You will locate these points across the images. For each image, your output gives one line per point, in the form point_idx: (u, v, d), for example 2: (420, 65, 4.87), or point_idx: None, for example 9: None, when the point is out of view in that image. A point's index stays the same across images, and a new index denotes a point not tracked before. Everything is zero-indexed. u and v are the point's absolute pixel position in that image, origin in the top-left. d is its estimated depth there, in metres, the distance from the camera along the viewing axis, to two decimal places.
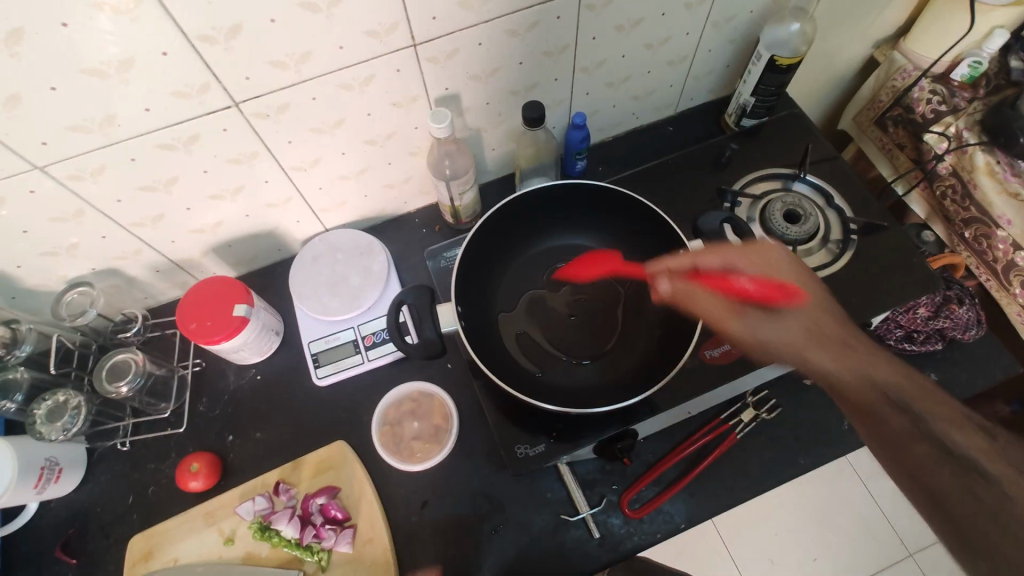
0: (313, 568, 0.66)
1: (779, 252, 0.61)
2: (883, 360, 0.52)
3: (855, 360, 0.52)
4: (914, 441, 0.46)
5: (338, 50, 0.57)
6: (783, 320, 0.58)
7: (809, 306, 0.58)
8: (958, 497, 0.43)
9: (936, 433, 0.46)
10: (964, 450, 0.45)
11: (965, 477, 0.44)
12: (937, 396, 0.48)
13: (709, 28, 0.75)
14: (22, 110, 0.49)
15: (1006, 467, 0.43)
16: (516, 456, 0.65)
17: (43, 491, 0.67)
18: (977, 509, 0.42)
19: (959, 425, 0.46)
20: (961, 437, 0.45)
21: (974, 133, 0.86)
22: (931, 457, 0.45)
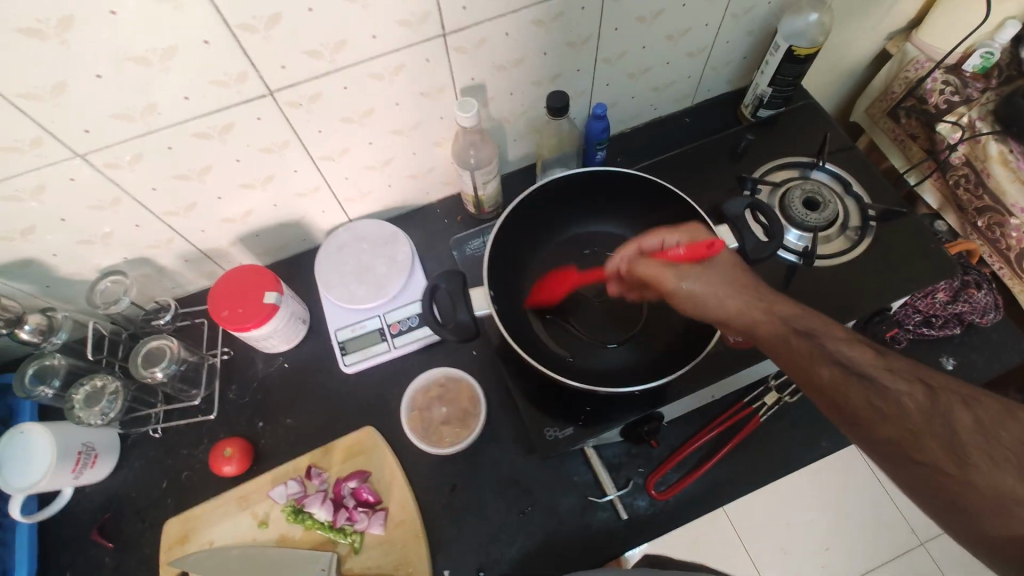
0: (346, 550, 0.68)
1: (703, 230, 0.65)
2: (782, 300, 0.55)
3: (760, 299, 0.55)
4: (816, 362, 0.48)
5: (372, 39, 0.58)
6: (712, 270, 0.59)
7: (728, 259, 0.60)
8: (862, 409, 0.45)
9: (834, 352, 0.48)
10: (858, 362, 0.47)
11: (862, 390, 0.46)
12: (827, 320, 0.52)
13: (728, 19, 0.76)
14: (67, 99, 0.51)
15: (898, 377, 0.46)
16: (547, 438, 0.67)
17: (80, 475, 0.69)
18: (878, 417, 0.45)
19: (851, 342, 0.49)
20: (855, 352, 0.48)
21: (987, 123, 0.87)
22: (833, 374, 0.47)
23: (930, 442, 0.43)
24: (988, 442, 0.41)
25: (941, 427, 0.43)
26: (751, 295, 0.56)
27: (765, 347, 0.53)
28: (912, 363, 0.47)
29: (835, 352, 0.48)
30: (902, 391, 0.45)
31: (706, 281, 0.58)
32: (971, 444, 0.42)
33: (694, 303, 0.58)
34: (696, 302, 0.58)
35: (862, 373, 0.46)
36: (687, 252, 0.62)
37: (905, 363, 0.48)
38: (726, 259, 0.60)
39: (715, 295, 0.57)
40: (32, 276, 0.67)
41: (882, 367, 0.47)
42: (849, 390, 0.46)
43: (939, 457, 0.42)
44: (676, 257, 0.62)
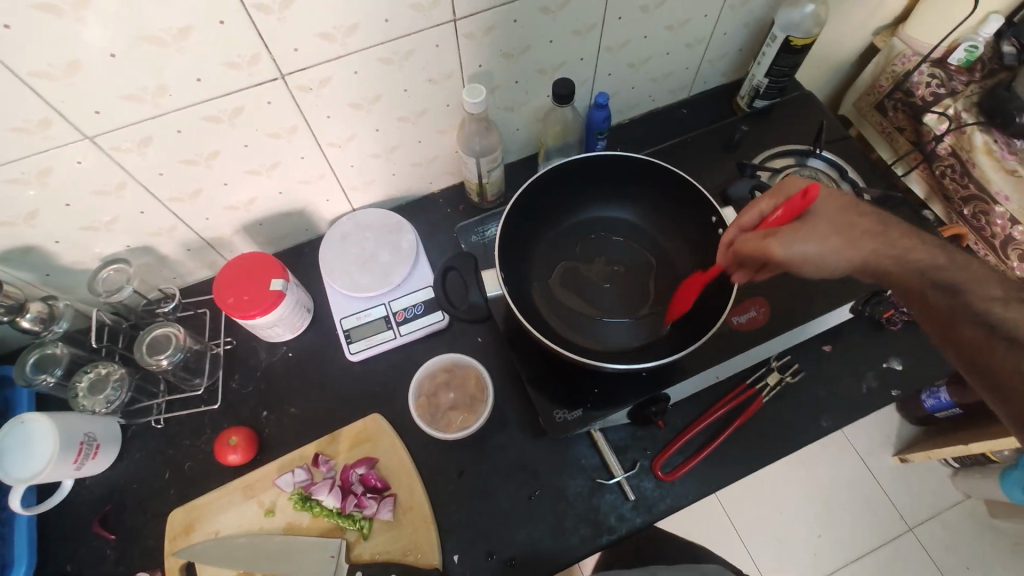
0: (355, 536, 0.68)
1: (793, 184, 0.60)
2: (919, 245, 0.56)
3: (891, 247, 0.56)
4: (961, 323, 0.51)
5: (384, 23, 0.58)
6: (815, 227, 0.56)
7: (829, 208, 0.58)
8: (1001, 370, 0.48)
9: (984, 312, 0.50)
10: (1011, 325, 0.49)
11: (1009, 352, 0.48)
12: (984, 274, 0.53)
13: (726, 10, 0.78)
14: (80, 78, 0.50)
15: None
16: (556, 420, 0.68)
17: (82, 467, 0.67)
18: (1016, 381, 0.47)
19: (1007, 301, 0.50)
20: (1011, 314, 0.49)
21: (972, 114, 0.89)
22: (978, 335, 0.50)
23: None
24: None
25: None
26: (877, 241, 0.56)
27: (905, 299, 0.56)
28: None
29: (985, 312, 0.50)
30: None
31: (818, 237, 0.55)
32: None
33: (811, 266, 0.56)
34: (815, 259, 0.55)
35: (1010, 336, 0.48)
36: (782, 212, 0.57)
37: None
38: (830, 214, 0.57)
39: (827, 253, 0.55)
40: (32, 264, 0.66)
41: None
42: (991, 351, 0.49)
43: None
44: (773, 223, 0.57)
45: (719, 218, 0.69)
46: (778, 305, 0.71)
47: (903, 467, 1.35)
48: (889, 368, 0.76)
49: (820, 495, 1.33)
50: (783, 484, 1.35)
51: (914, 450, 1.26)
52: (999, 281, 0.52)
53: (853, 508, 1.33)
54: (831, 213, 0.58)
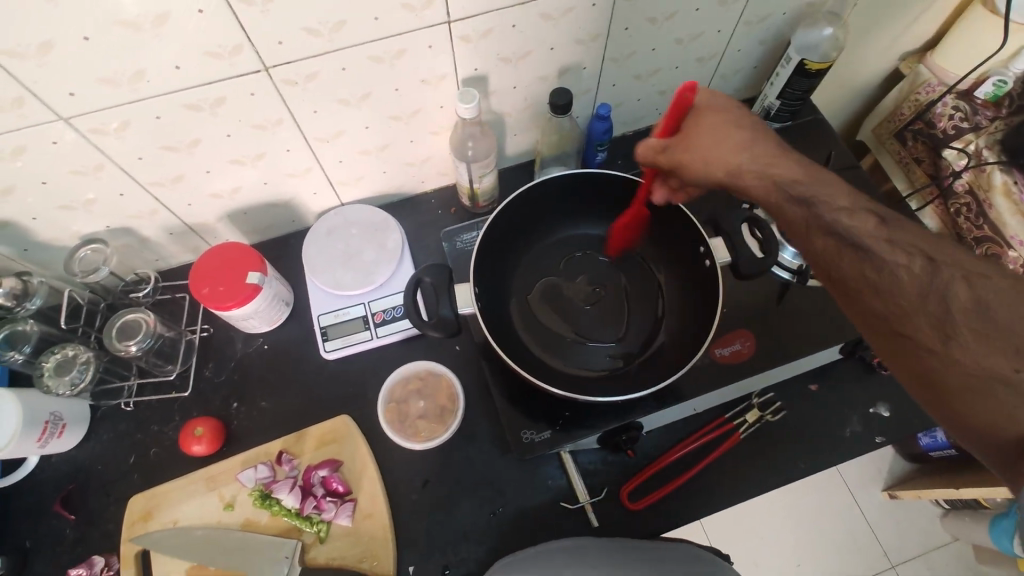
0: (311, 539, 0.67)
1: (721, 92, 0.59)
2: (789, 163, 0.52)
3: (761, 163, 0.53)
4: (813, 234, 0.48)
5: (374, 21, 0.56)
6: (696, 139, 0.57)
7: (717, 118, 0.57)
8: (852, 279, 0.45)
9: (831, 221, 0.47)
10: (858, 233, 0.46)
11: (855, 260, 0.45)
12: (836, 187, 0.50)
13: (742, 26, 0.74)
14: (52, 59, 0.48)
15: (900, 249, 0.44)
16: (523, 441, 0.66)
17: (46, 445, 0.68)
18: (864, 285, 0.44)
19: (854, 212, 0.47)
20: (854, 223, 0.46)
21: (993, 152, 0.83)
22: (828, 246, 0.47)
23: (914, 311, 0.42)
24: (979, 320, 0.40)
25: (928, 303, 0.41)
26: (745, 146, 0.54)
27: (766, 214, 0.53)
28: (919, 235, 0.45)
29: (835, 223, 0.47)
30: (897, 264, 0.43)
31: (694, 148, 0.56)
32: (956, 317, 0.40)
33: (685, 174, 0.58)
34: (692, 170, 0.57)
35: (859, 247, 0.45)
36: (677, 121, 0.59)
37: (911, 234, 0.45)
38: (715, 121, 0.56)
39: (704, 163, 0.56)
40: (10, 239, 0.65)
41: (882, 240, 0.45)
42: (841, 262, 0.46)
43: (920, 330, 0.41)
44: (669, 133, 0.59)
45: (707, 248, 0.67)
46: (764, 341, 0.69)
47: (891, 502, 1.32)
48: (875, 414, 0.73)
49: (801, 523, 1.31)
50: (765, 509, 1.32)
51: (903, 487, 1.23)
52: (848, 194, 0.49)
53: (832, 540, 1.30)
54: (720, 117, 0.57)
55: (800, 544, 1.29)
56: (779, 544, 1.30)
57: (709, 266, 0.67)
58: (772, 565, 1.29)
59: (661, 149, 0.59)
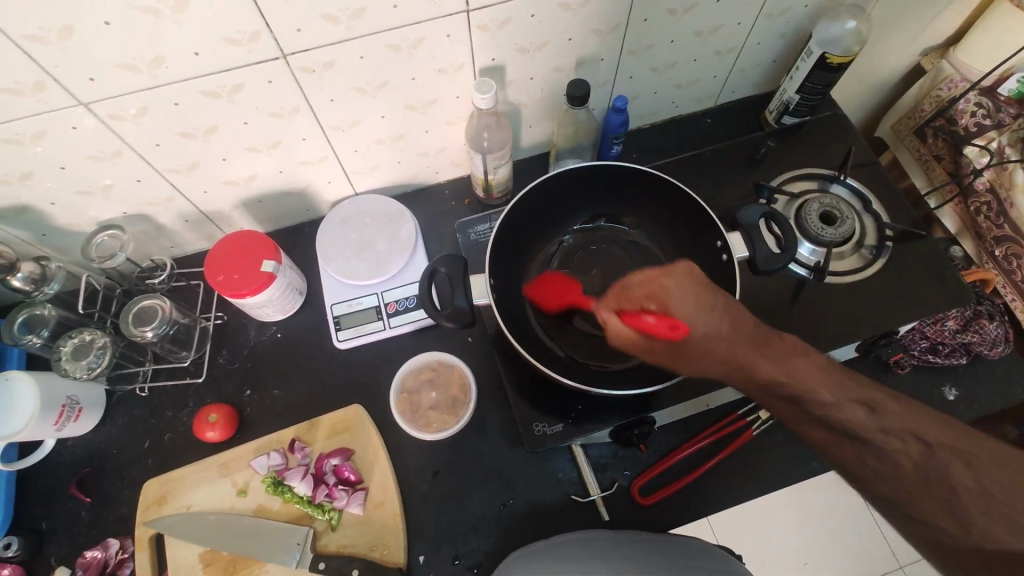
0: (323, 526, 0.68)
1: (687, 279, 0.51)
2: (782, 363, 0.47)
3: (767, 379, 0.47)
4: (807, 424, 0.47)
5: (391, 9, 0.55)
6: (689, 357, 0.51)
7: (709, 338, 0.49)
8: (858, 469, 0.46)
9: (820, 415, 0.46)
10: (850, 424, 0.45)
11: (854, 450, 0.45)
12: (817, 373, 0.46)
13: (762, 19, 0.73)
14: (73, 43, 0.48)
15: (897, 434, 0.44)
16: (535, 433, 0.66)
17: (63, 428, 0.69)
18: (869, 472, 0.45)
19: (842, 403, 0.45)
20: (843, 414, 0.45)
21: (1017, 150, 0.82)
22: (825, 436, 0.47)
23: (928, 500, 0.43)
24: (994, 504, 0.41)
25: (942, 493, 0.42)
26: (732, 341, 0.49)
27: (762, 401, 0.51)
28: (907, 412, 0.45)
29: (827, 417, 0.46)
30: (897, 453, 0.44)
31: (691, 363, 0.51)
32: (967, 502, 0.41)
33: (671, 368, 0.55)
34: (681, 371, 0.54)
35: (861, 442, 0.45)
36: (656, 323, 0.50)
37: (898, 412, 0.45)
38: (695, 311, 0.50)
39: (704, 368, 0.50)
40: (28, 224, 0.65)
41: (877, 429, 0.44)
42: (841, 455, 0.46)
43: (942, 519, 0.42)
44: (647, 329, 0.51)
45: (724, 244, 0.66)
46: None
47: None
48: None
49: (808, 523, 1.30)
50: (772, 507, 1.32)
51: None
52: (825, 377, 0.46)
53: (839, 540, 1.30)
54: (707, 310, 0.50)
55: (807, 544, 1.29)
56: (785, 543, 1.29)
57: (726, 260, 0.67)
58: (777, 563, 1.28)
59: (642, 351, 0.53)
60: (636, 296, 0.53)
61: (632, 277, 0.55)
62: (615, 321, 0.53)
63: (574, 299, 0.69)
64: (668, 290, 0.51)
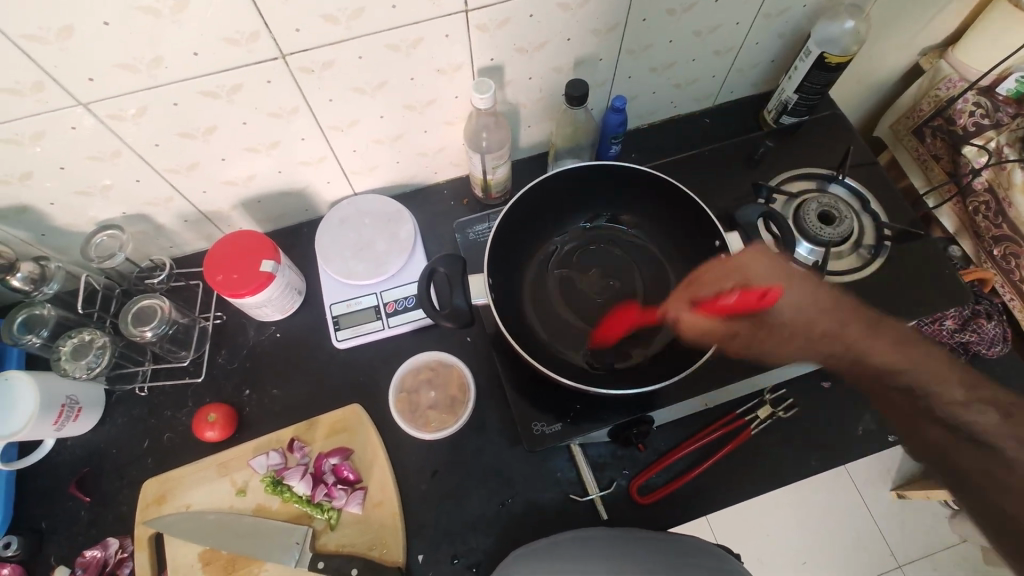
0: (322, 525, 0.68)
1: (763, 262, 0.63)
2: (856, 335, 0.58)
3: (837, 347, 0.58)
4: (924, 424, 0.54)
5: (391, 9, 0.55)
6: (772, 329, 0.63)
7: (791, 311, 0.62)
8: (968, 471, 0.51)
9: (940, 410, 0.54)
10: (973, 426, 0.52)
11: (968, 451, 0.52)
12: (945, 371, 0.55)
13: (761, 19, 0.73)
14: (73, 43, 0.48)
15: (1022, 443, 0.50)
16: (534, 432, 0.66)
17: (62, 428, 0.69)
18: (966, 471, 0.51)
19: (968, 403, 0.53)
20: (969, 414, 0.52)
21: (1015, 150, 0.82)
22: (946, 438, 0.53)
23: (1018, 502, 0.48)
24: None
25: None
26: (824, 316, 0.60)
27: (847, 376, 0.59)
28: None
29: (947, 413, 0.53)
30: None
31: (780, 338, 0.62)
32: None
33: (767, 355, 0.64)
34: (778, 352, 0.62)
35: (983, 445, 0.51)
36: (738, 301, 0.62)
37: None
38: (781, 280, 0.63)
39: (788, 341, 0.62)
40: (28, 224, 0.65)
41: (998, 432, 0.51)
42: (960, 455, 0.52)
43: (1019, 521, 0.48)
44: (729, 309, 0.63)
45: (722, 242, 0.67)
46: None
47: (899, 503, 1.31)
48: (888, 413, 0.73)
49: (807, 522, 1.31)
50: (772, 505, 1.32)
51: (912, 486, 1.23)
52: (955, 376, 0.54)
53: (838, 539, 1.30)
54: (790, 286, 0.62)
55: (807, 543, 1.29)
56: (784, 542, 1.30)
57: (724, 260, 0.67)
58: (776, 561, 1.29)
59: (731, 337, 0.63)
60: (711, 281, 0.66)
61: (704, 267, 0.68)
62: (692, 312, 0.65)
63: (630, 323, 0.70)
64: (746, 267, 0.63)
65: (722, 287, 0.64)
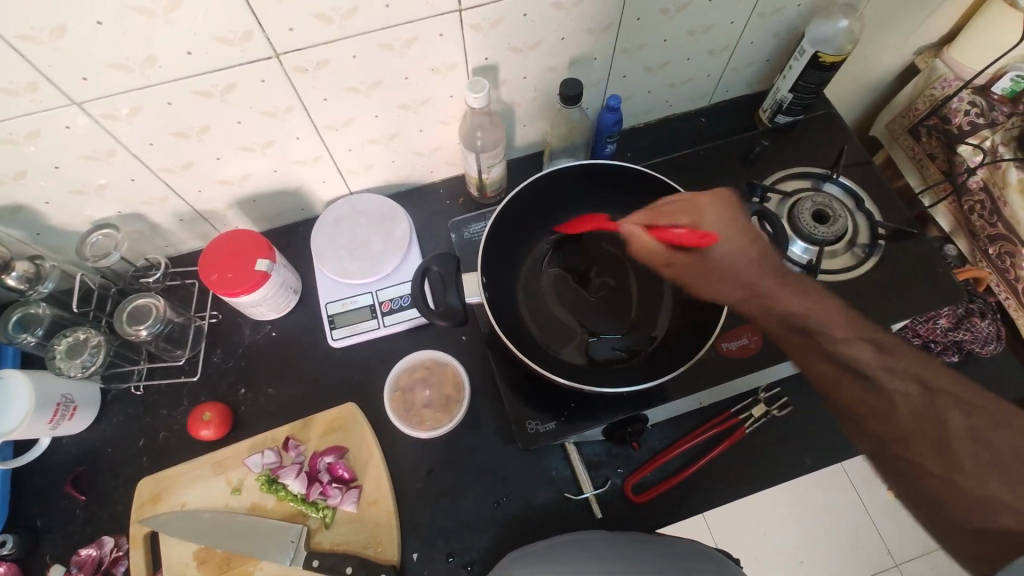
0: (317, 524, 0.68)
1: (721, 202, 0.61)
2: (769, 278, 0.57)
3: (750, 287, 0.57)
4: (814, 361, 0.53)
5: (384, 8, 0.55)
6: (703, 264, 0.61)
7: (727, 248, 0.60)
8: (853, 405, 0.50)
9: (830, 349, 0.52)
10: (856, 361, 0.51)
11: (853, 386, 0.51)
12: (833, 312, 0.53)
13: (755, 18, 0.73)
14: (66, 43, 0.48)
15: (899, 377, 0.49)
16: (527, 430, 0.67)
17: (57, 426, 0.69)
18: (861, 409, 0.50)
19: (852, 341, 0.52)
20: (853, 351, 0.51)
21: (1009, 149, 0.82)
22: (833, 374, 0.52)
23: (911, 439, 0.47)
24: (938, 433, 0.46)
25: (913, 425, 0.48)
26: (752, 260, 0.58)
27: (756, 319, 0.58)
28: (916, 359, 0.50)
29: (834, 348, 0.52)
30: (903, 396, 0.49)
31: (706, 274, 0.61)
32: (917, 433, 0.47)
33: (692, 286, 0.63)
34: (699, 284, 0.62)
35: (866, 379, 0.50)
36: (685, 234, 0.61)
37: (911, 358, 0.50)
38: (723, 229, 0.60)
39: (715, 279, 0.60)
40: (24, 223, 0.66)
41: (879, 367, 0.50)
42: (845, 390, 0.51)
43: (924, 464, 0.47)
44: (676, 240, 0.62)
45: None
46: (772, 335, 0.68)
47: (896, 502, 1.31)
48: None
49: (804, 521, 1.31)
50: (769, 505, 1.32)
51: None
52: (843, 316, 0.53)
53: (835, 538, 1.30)
54: (734, 231, 0.60)
55: (804, 542, 1.29)
56: (781, 541, 1.30)
57: None
58: (773, 561, 1.29)
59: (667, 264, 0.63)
60: (667, 211, 0.63)
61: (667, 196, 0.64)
62: (639, 235, 0.63)
63: (594, 227, 0.73)
64: (701, 208, 0.61)
65: (674, 219, 0.62)
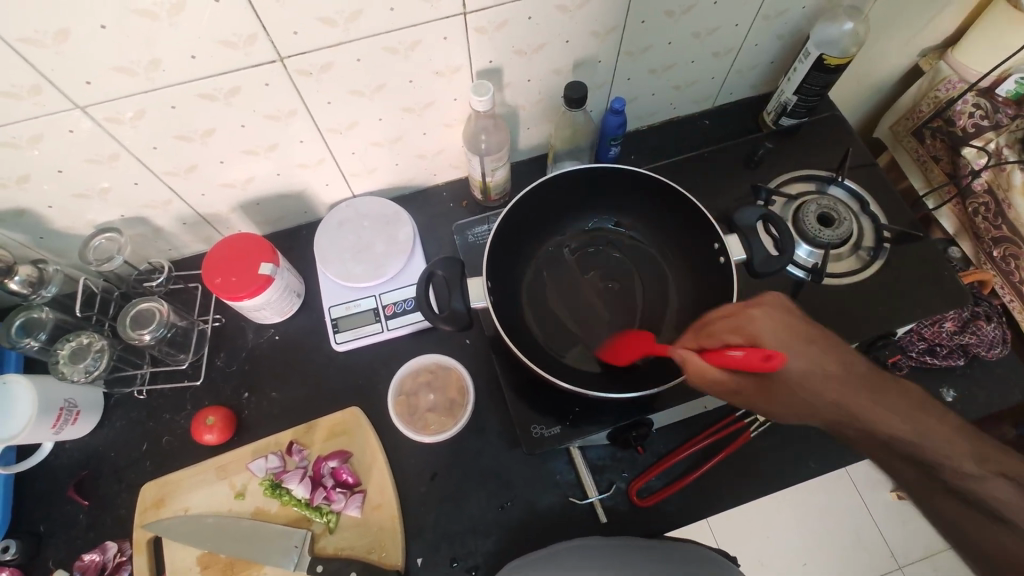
0: (321, 528, 0.68)
1: (772, 312, 0.53)
2: (857, 392, 0.50)
3: (838, 407, 0.50)
4: (915, 475, 0.48)
5: (388, 11, 0.55)
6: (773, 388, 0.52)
7: (799, 367, 0.51)
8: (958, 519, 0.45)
9: (935, 462, 0.47)
10: (964, 475, 0.46)
11: (955, 501, 0.45)
12: (937, 424, 0.48)
13: (759, 20, 0.73)
14: (70, 46, 0.48)
15: (1019, 493, 0.44)
16: (532, 435, 0.66)
17: (61, 431, 0.69)
18: (972, 530, 0.44)
19: (963, 454, 0.46)
20: (962, 464, 0.46)
21: (1014, 151, 0.82)
22: (938, 491, 0.46)
23: None
24: None
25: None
26: (832, 377, 0.51)
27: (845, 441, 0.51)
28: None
29: (935, 459, 0.47)
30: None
31: (780, 400, 0.52)
32: None
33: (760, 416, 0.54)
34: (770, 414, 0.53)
35: (978, 497, 0.45)
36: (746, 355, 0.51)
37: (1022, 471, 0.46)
38: (785, 344, 0.51)
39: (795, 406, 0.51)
40: (26, 227, 0.65)
41: (993, 482, 0.45)
42: (948, 506, 0.46)
43: None
44: (734, 363, 0.51)
45: (721, 245, 0.66)
46: None
47: (900, 504, 1.30)
48: None
49: (808, 524, 1.30)
50: (772, 507, 1.32)
51: None
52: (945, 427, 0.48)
53: (838, 540, 1.30)
54: (797, 344, 0.52)
55: (807, 545, 1.28)
56: (785, 544, 1.29)
57: (723, 262, 0.67)
58: (777, 564, 1.28)
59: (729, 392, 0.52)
60: (720, 332, 0.54)
61: (710, 316, 0.57)
62: (694, 359, 0.52)
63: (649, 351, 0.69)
64: (756, 322, 0.52)
65: (730, 339, 0.53)
